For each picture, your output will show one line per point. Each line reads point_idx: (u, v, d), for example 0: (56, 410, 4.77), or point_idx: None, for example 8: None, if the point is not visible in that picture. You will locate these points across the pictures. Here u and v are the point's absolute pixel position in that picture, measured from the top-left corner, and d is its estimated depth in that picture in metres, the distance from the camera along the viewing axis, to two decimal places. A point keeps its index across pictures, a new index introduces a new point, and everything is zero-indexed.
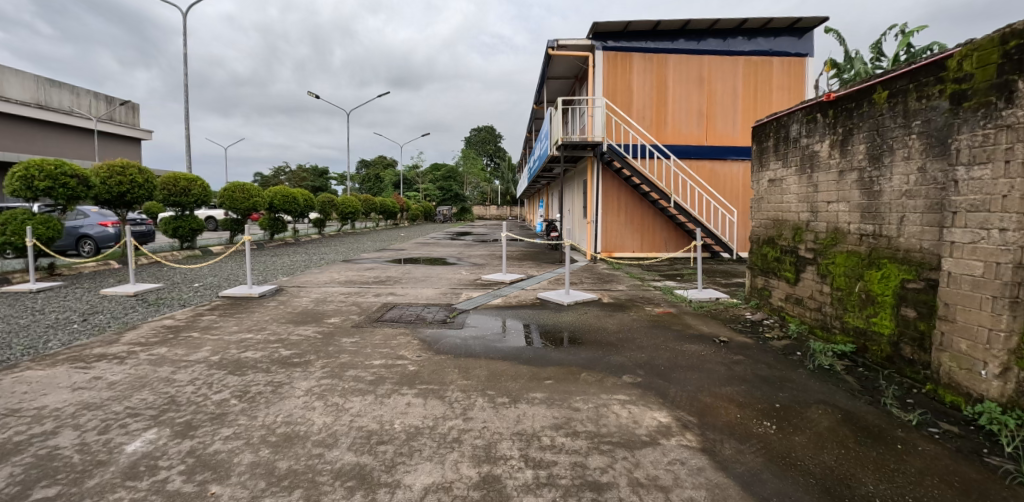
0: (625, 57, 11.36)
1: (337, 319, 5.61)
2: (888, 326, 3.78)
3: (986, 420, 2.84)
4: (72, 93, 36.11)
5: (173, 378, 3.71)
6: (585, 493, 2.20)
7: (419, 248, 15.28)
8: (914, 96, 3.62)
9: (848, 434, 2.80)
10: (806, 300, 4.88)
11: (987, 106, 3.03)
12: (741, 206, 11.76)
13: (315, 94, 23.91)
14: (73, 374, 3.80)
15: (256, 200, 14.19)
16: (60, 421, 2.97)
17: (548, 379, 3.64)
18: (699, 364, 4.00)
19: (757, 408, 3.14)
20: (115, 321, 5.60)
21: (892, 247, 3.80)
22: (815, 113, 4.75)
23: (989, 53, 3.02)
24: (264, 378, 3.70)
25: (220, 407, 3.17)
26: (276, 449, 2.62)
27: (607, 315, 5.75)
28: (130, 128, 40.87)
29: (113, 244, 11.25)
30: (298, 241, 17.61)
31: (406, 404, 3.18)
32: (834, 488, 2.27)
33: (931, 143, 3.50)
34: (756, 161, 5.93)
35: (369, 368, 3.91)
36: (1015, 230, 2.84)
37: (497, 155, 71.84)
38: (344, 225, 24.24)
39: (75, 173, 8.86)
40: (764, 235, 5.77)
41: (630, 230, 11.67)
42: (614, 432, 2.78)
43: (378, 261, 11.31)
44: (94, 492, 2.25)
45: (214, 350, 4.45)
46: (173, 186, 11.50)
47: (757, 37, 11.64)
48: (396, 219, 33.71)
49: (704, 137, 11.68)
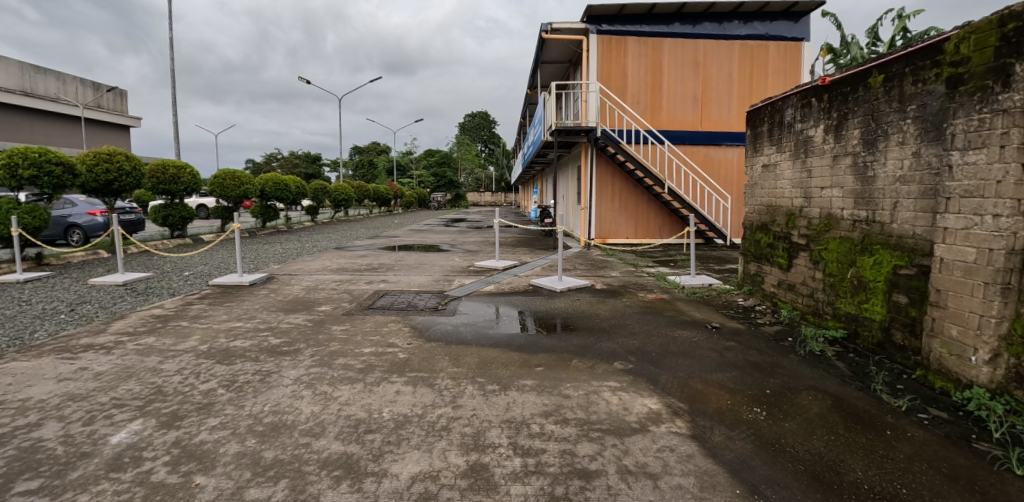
0: (620, 42, 11.21)
1: (328, 307, 5.56)
2: (879, 311, 3.79)
3: (975, 406, 2.85)
4: (59, 79, 35.25)
5: (161, 368, 3.67)
6: (574, 481, 2.19)
7: (412, 234, 15.10)
8: (910, 80, 3.57)
9: (839, 420, 2.80)
10: (798, 286, 4.87)
11: (984, 89, 2.99)
12: (735, 192, 11.77)
13: (306, 80, 22.79)
14: (58, 365, 3.75)
15: (247, 187, 13.99)
16: (45, 413, 2.92)
17: (539, 366, 3.62)
18: (691, 350, 3.99)
19: (747, 395, 3.14)
20: (103, 310, 5.54)
21: (885, 233, 3.79)
22: (810, 97, 4.68)
23: (987, 36, 2.97)
24: (252, 367, 3.66)
25: (207, 397, 3.13)
26: (264, 439, 2.59)
27: (599, 301, 5.73)
28: (117, 115, 39.91)
29: (102, 232, 11.10)
30: (289, 228, 17.32)
31: (396, 391, 3.15)
32: (823, 474, 2.26)
33: (926, 128, 3.46)
34: (751, 146, 5.85)
35: (359, 356, 3.87)
36: (1010, 217, 2.82)
37: (491, 141, 71.23)
38: (337, 213, 23.99)
39: (60, 161, 8.64)
40: (757, 221, 5.74)
41: (624, 216, 11.63)
42: (604, 420, 2.77)
43: (371, 248, 11.21)
44: (77, 484, 2.21)
45: (203, 339, 4.40)
46: (162, 173, 11.30)
47: (753, 21, 11.48)
48: (390, 206, 33.69)
49: (698, 122, 11.60)
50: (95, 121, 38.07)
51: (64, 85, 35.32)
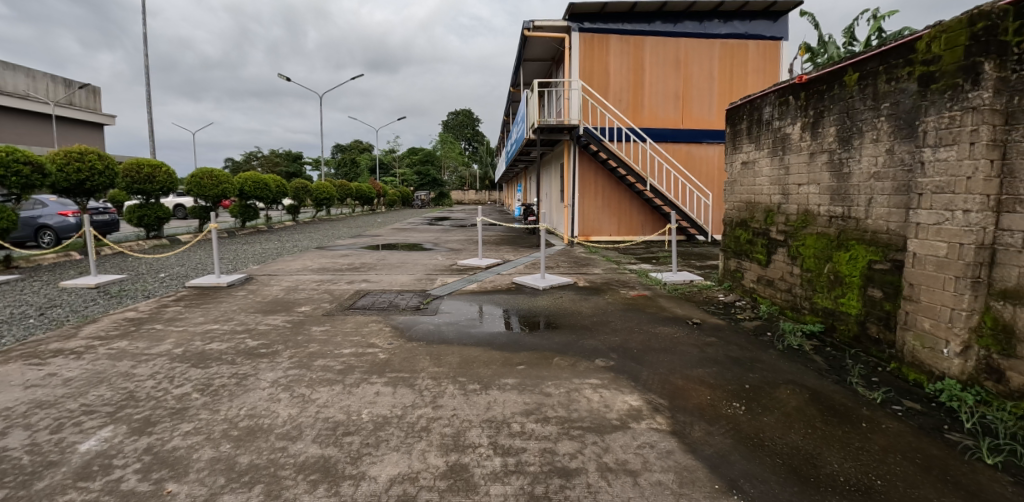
0: (602, 39, 11.24)
1: (308, 307, 5.48)
2: (855, 306, 3.85)
3: (947, 397, 2.92)
4: (29, 76, 34.13)
5: (133, 373, 3.57)
6: (554, 479, 2.18)
7: (395, 233, 14.97)
8: (884, 78, 3.63)
9: (816, 414, 2.84)
10: (777, 282, 4.94)
11: (954, 88, 3.05)
12: (716, 189, 11.90)
13: (285, 77, 22.89)
14: (25, 371, 3.62)
15: (225, 186, 13.71)
16: (10, 421, 2.81)
17: (521, 364, 3.61)
18: (672, 346, 4.02)
19: (727, 390, 3.17)
20: (74, 314, 5.37)
21: (861, 229, 3.85)
22: (788, 96, 4.74)
23: (958, 35, 3.02)
24: (229, 370, 3.58)
25: (181, 402, 3.05)
26: (238, 444, 2.53)
27: (582, 299, 5.74)
28: (90, 112, 38.81)
29: (74, 233, 10.78)
30: (270, 227, 17.05)
31: (375, 393, 3.11)
32: (800, 467, 2.29)
33: (900, 126, 3.52)
34: (731, 144, 5.91)
35: (339, 357, 3.82)
36: (979, 212, 2.89)
37: (475, 139, 71.16)
38: (318, 212, 23.68)
39: (29, 160, 8.35)
40: (737, 217, 5.80)
41: (607, 213, 11.69)
42: (585, 417, 2.77)
43: (354, 248, 11.07)
44: (43, 494, 2.13)
45: (178, 342, 4.29)
46: (136, 173, 10.99)
47: (733, 20, 11.60)
48: (373, 205, 33.39)
49: (680, 120, 11.71)
50: (67, 119, 36.97)
51: (34, 82, 34.21)
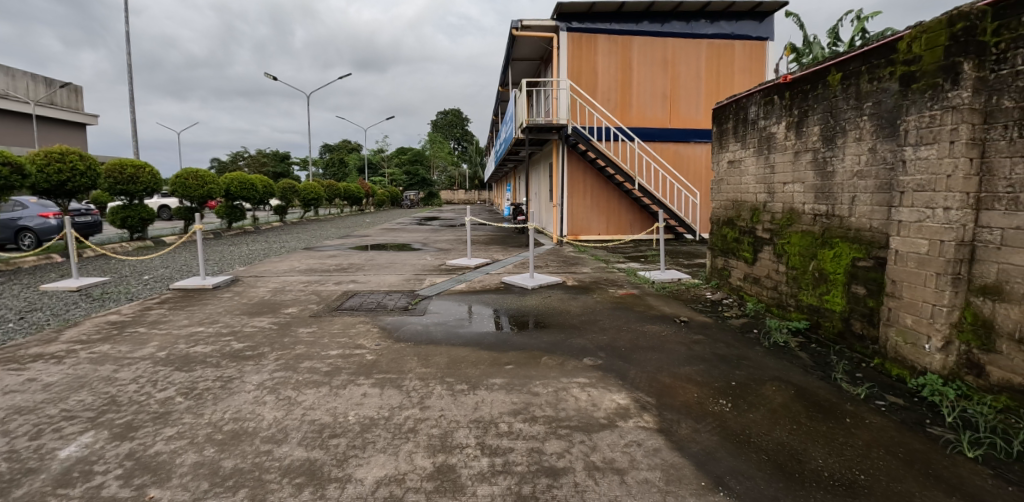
0: (591, 39, 11.27)
1: (295, 309, 5.43)
2: (839, 303, 3.90)
3: (929, 391, 2.97)
4: (8, 75, 33.41)
5: (115, 377, 3.50)
6: (541, 479, 2.18)
7: (384, 234, 14.88)
8: (866, 78, 3.67)
9: (801, 410, 2.87)
10: (763, 280, 4.99)
11: (934, 87, 3.10)
12: (704, 188, 12.01)
13: (272, 77, 22.43)
14: (3, 377, 3.53)
15: (211, 187, 13.52)
16: None
17: (509, 364, 3.61)
18: (660, 345, 4.04)
19: (714, 387, 3.19)
20: (55, 317, 5.27)
21: (844, 227, 3.90)
22: (773, 95, 4.79)
23: (937, 35, 3.07)
24: (213, 373, 3.53)
25: (165, 406, 3.00)
26: (223, 448, 2.49)
27: (570, 298, 5.75)
28: (72, 112, 38.12)
29: (56, 235, 10.58)
30: (257, 228, 16.86)
31: (362, 394, 3.09)
32: (786, 463, 2.32)
33: (882, 125, 3.57)
34: (717, 143, 5.95)
35: (325, 358, 3.79)
36: (958, 209, 2.94)
37: (465, 139, 71.08)
38: (306, 213, 23.47)
39: (8, 160, 8.17)
40: (724, 216, 5.85)
41: (596, 213, 11.72)
42: (573, 416, 2.77)
43: (342, 248, 10.99)
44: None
45: (162, 345, 4.23)
46: (119, 173, 10.80)
47: (719, 20, 11.69)
48: (362, 205, 33.18)
49: (668, 119, 11.79)
50: (48, 118, 36.27)
51: (13, 81, 33.51)
